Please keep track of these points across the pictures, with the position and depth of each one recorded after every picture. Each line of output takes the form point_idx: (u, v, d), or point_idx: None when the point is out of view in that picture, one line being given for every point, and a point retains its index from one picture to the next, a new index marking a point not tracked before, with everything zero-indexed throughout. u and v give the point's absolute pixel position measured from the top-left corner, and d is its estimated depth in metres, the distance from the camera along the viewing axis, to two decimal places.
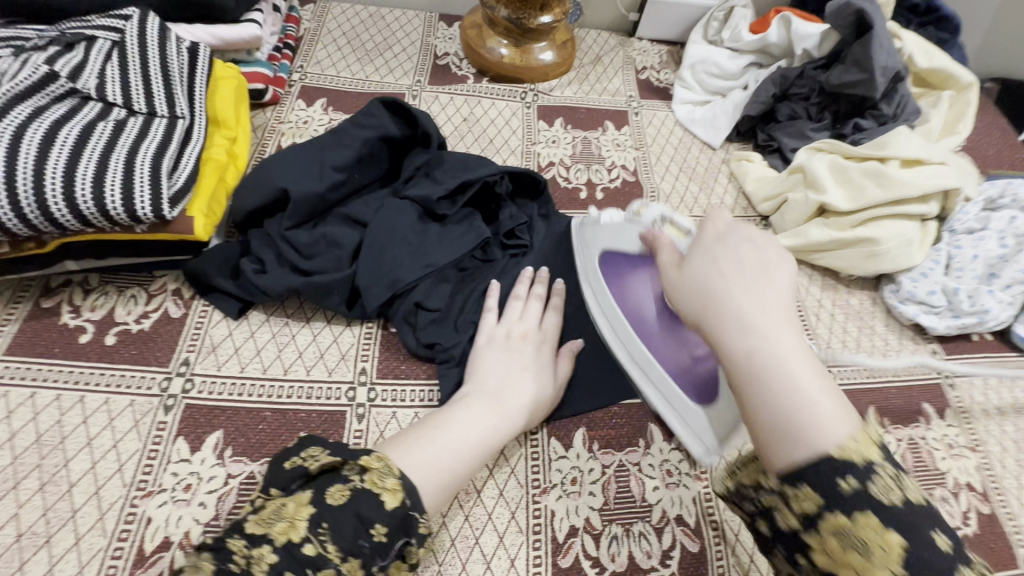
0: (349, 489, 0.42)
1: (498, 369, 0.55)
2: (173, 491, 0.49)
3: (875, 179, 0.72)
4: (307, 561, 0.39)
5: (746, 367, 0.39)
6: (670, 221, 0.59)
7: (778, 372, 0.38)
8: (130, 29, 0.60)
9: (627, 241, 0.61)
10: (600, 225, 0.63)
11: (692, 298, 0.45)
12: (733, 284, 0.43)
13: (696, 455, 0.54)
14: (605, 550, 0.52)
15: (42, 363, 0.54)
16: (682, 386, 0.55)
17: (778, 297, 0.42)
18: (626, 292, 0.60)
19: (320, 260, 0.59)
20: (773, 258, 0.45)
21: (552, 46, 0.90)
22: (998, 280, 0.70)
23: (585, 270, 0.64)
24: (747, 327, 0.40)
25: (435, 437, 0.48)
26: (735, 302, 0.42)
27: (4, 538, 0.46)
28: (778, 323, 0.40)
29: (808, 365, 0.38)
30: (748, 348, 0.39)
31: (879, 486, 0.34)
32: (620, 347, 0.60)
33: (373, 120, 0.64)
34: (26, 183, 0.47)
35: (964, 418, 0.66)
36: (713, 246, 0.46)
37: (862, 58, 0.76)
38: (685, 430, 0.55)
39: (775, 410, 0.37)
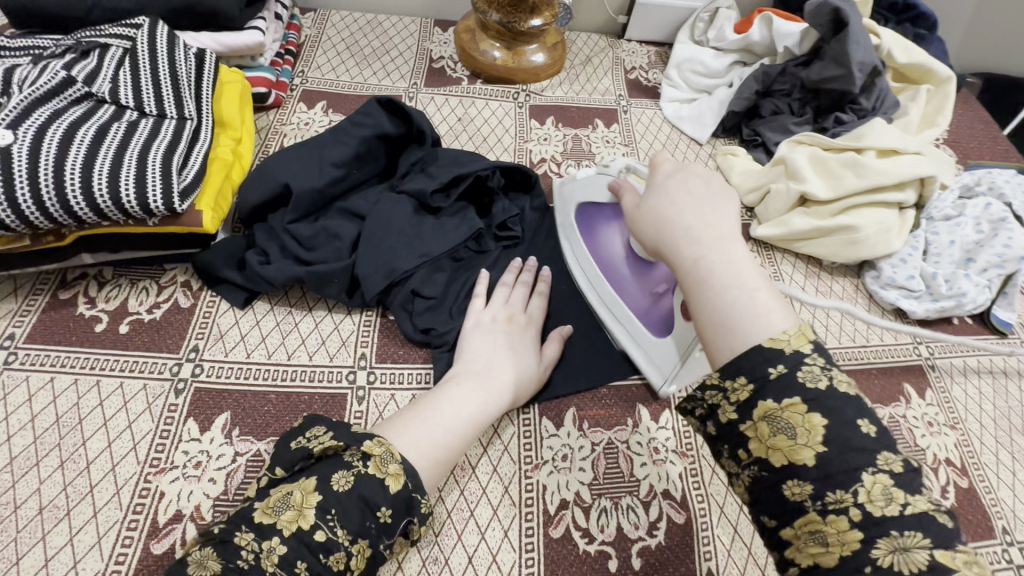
0: (353, 475, 0.44)
1: (485, 350, 0.58)
2: (184, 468, 0.52)
3: (852, 168, 0.75)
4: (319, 546, 0.42)
5: (693, 275, 0.43)
6: (634, 171, 0.59)
7: (720, 278, 0.42)
8: (141, 37, 0.64)
9: (598, 192, 0.63)
10: (575, 180, 0.67)
11: (650, 227, 0.49)
12: (684, 207, 0.46)
13: (656, 385, 0.61)
14: (594, 522, 0.54)
15: (61, 351, 0.57)
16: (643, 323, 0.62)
17: (725, 217, 0.46)
18: (598, 238, 0.65)
19: (322, 252, 0.62)
20: (720, 187, 0.48)
21: (544, 49, 0.93)
22: (975, 264, 0.73)
23: (562, 221, 0.69)
24: (697, 241, 0.44)
25: (427, 416, 0.51)
26: (686, 223, 0.46)
27: (27, 510, 0.49)
28: (723, 237, 0.44)
29: (748, 272, 0.42)
30: (696, 259, 0.43)
31: (807, 374, 0.37)
32: (590, 290, 0.67)
33: (371, 119, 0.68)
34: (47, 178, 0.51)
35: (944, 397, 0.69)
36: (667, 178, 0.50)
37: (839, 54, 0.79)
38: (648, 363, 0.62)
39: (716, 308, 0.41)
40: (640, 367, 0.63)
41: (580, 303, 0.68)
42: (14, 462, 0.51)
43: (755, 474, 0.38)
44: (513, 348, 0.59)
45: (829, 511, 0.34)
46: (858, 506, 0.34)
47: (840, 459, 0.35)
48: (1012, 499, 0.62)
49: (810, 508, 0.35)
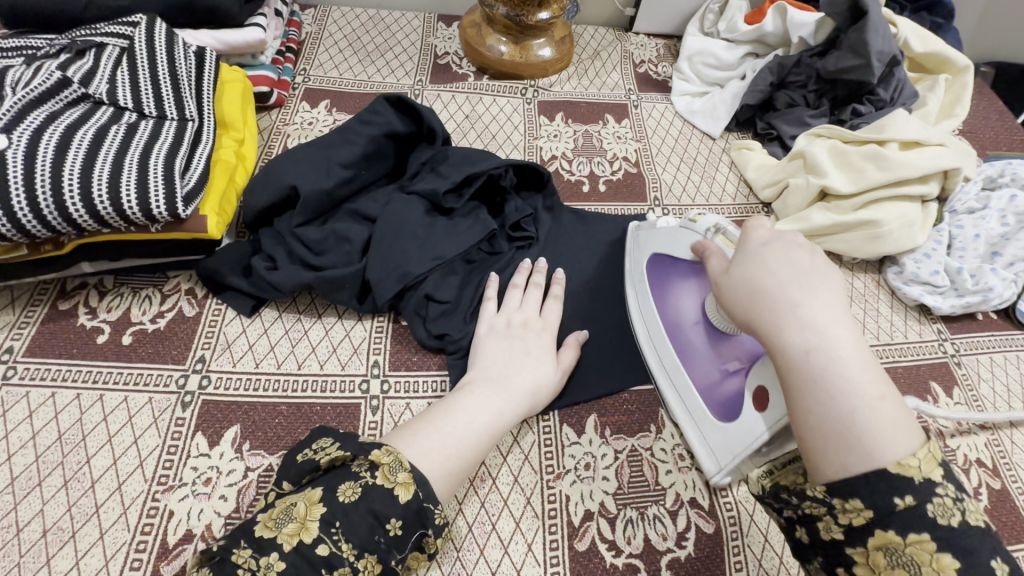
0: (361, 487, 0.42)
1: (500, 356, 0.55)
2: (193, 485, 0.50)
3: (873, 160, 0.73)
4: (323, 561, 0.40)
5: (804, 370, 0.40)
6: (723, 232, 0.53)
7: (836, 378, 0.39)
8: (139, 36, 0.61)
9: (681, 249, 0.58)
10: (655, 230, 0.62)
11: (746, 300, 0.45)
12: (788, 285, 0.43)
13: (708, 473, 0.54)
14: (621, 533, 0.52)
15: (61, 364, 0.55)
16: (705, 402, 0.56)
17: (835, 301, 0.42)
18: (668, 296, 0.61)
19: (331, 256, 0.60)
20: (823, 264, 0.45)
21: (552, 42, 0.91)
22: (1001, 258, 0.71)
23: (633, 271, 0.65)
24: (806, 326, 0.41)
25: (439, 425, 0.49)
26: (789, 300, 0.42)
27: (30, 534, 0.46)
28: (836, 326, 0.41)
29: (867, 373, 0.39)
30: (807, 349, 0.40)
31: (936, 506, 0.36)
32: (651, 352, 0.61)
33: (379, 117, 0.65)
34: (44, 185, 0.48)
35: (972, 396, 0.67)
36: (763, 248, 0.46)
37: (857, 43, 0.77)
38: (702, 445, 0.56)
39: (833, 415, 0.38)
40: (692, 448, 0.57)
41: (599, 305, 0.66)
42: (16, 483, 0.48)
43: None
44: (533, 353, 0.57)
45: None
46: None
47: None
48: None
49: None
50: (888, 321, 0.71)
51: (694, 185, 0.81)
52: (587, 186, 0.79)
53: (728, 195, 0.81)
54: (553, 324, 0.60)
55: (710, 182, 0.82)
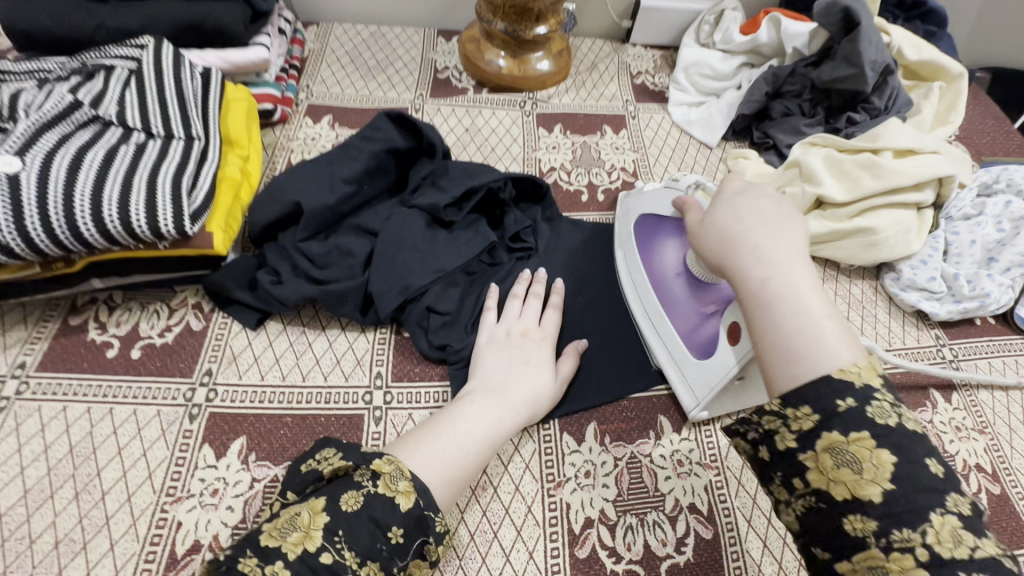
0: (362, 495, 0.43)
1: (501, 365, 0.57)
2: (200, 496, 0.51)
3: (868, 169, 0.74)
4: (326, 569, 0.40)
5: (761, 296, 0.42)
6: (703, 187, 0.57)
7: (789, 301, 0.40)
8: (147, 58, 0.63)
9: (662, 205, 0.63)
10: (642, 194, 0.68)
11: (714, 242, 0.47)
12: (750, 227, 0.45)
13: (687, 407, 0.59)
14: (621, 540, 0.53)
15: (72, 378, 0.56)
16: (685, 342, 0.60)
17: (798, 242, 0.44)
18: (652, 251, 0.65)
19: (334, 270, 0.61)
20: (790, 210, 0.47)
21: (549, 56, 0.93)
22: (997, 263, 0.72)
23: (622, 232, 0.70)
24: (765, 260, 0.43)
25: (441, 434, 0.50)
26: (752, 240, 0.44)
27: (43, 545, 0.47)
28: (793, 259, 0.42)
29: (820, 299, 0.41)
30: (763, 279, 0.42)
31: (877, 410, 0.36)
32: (636, 303, 0.66)
33: (380, 133, 0.67)
34: (56, 205, 0.50)
35: (971, 401, 0.67)
36: (733, 198, 0.49)
37: (851, 53, 0.78)
38: (682, 382, 0.60)
39: (783, 333, 0.40)
40: (673, 386, 0.61)
41: (597, 313, 0.67)
42: (29, 495, 0.50)
43: (811, 504, 0.37)
44: (533, 363, 0.57)
45: (893, 550, 0.33)
46: (927, 546, 0.33)
47: (909, 499, 0.34)
48: None
49: (872, 545, 0.34)
50: (885, 327, 0.72)
51: None
52: (586, 196, 0.80)
53: None
54: (552, 332, 0.61)
55: None
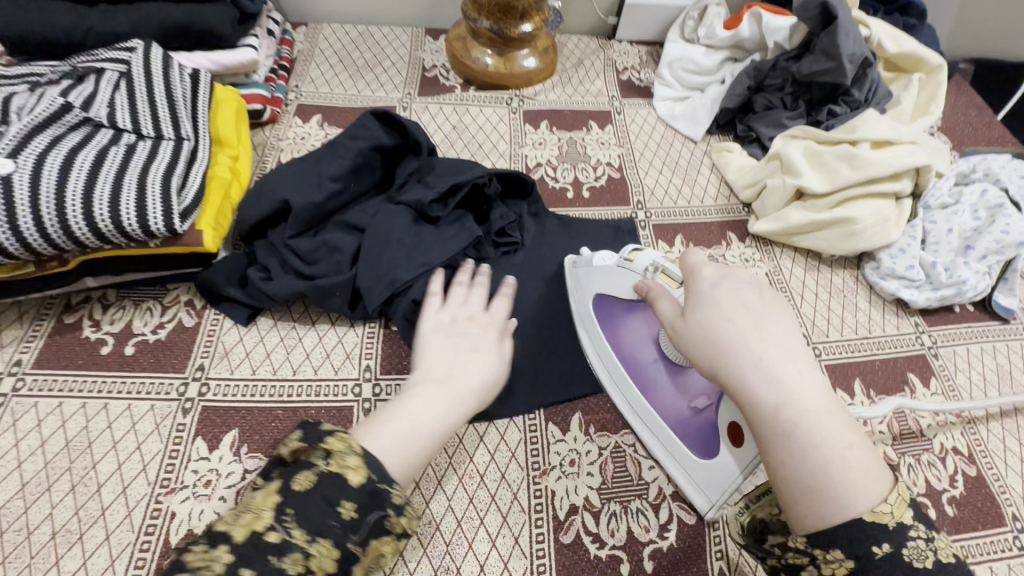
0: (314, 474, 0.42)
1: (443, 350, 0.56)
2: (194, 487, 0.52)
3: (847, 160, 0.75)
4: (271, 548, 0.39)
5: (777, 426, 0.41)
6: (663, 269, 0.56)
7: (805, 428, 0.40)
8: (136, 60, 0.65)
9: (621, 289, 0.60)
10: (593, 267, 0.63)
11: (706, 351, 0.45)
12: (750, 335, 0.44)
13: (702, 509, 0.54)
14: (604, 526, 0.55)
15: (68, 375, 0.58)
16: (684, 440, 0.56)
17: (795, 346, 0.44)
18: (620, 336, 0.63)
19: (322, 266, 0.62)
20: (772, 302, 0.47)
21: (535, 53, 0.94)
22: (974, 251, 0.73)
23: (582, 315, 0.65)
24: (773, 379, 0.42)
25: (389, 416, 0.49)
26: (754, 353, 0.43)
27: (41, 536, 0.49)
28: (798, 373, 0.42)
29: (832, 417, 0.41)
30: (775, 403, 0.41)
31: (911, 551, 0.38)
32: (619, 395, 0.62)
33: (365, 131, 0.68)
34: (49, 205, 0.51)
35: (949, 386, 0.69)
36: (717, 293, 0.47)
37: (829, 46, 0.79)
38: (689, 481, 0.56)
39: (808, 467, 0.40)
40: (678, 485, 0.57)
41: None
42: (26, 488, 0.51)
43: None
44: (480, 350, 0.57)
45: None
46: None
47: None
48: (1021, 486, 0.62)
49: None
50: (865, 316, 0.74)
51: (676, 188, 0.84)
52: (572, 191, 0.81)
53: (709, 197, 0.83)
54: (503, 322, 0.61)
55: (692, 184, 0.84)
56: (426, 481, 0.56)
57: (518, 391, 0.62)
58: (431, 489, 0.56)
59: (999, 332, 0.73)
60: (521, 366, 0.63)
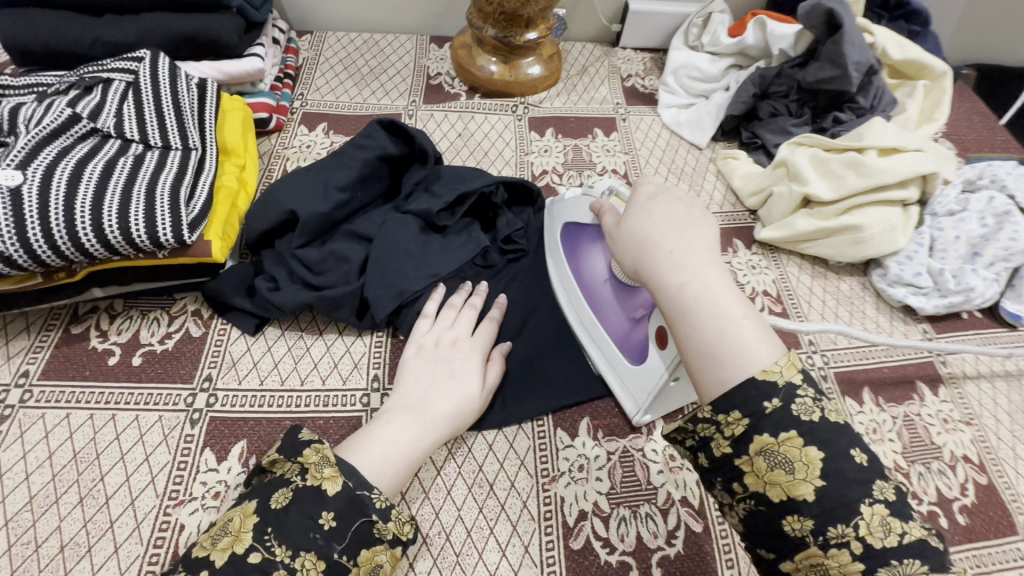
0: (291, 491, 0.46)
1: (421, 380, 0.57)
2: (202, 499, 0.52)
3: (854, 168, 0.75)
4: (255, 568, 0.42)
5: (680, 302, 0.46)
6: (616, 193, 0.60)
7: (704, 303, 0.45)
8: (144, 70, 0.64)
9: (583, 214, 0.63)
10: (565, 201, 0.67)
11: (632, 250, 0.51)
12: (667, 234, 0.49)
13: (630, 412, 0.59)
14: (614, 531, 0.54)
15: (75, 386, 0.57)
16: (622, 351, 0.61)
17: (707, 243, 0.49)
18: (580, 260, 0.65)
19: (330, 276, 0.62)
20: (698, 213, 0.52)
21: (540, 61, 0.94)
22: (981, 258, 0.73)
23: (551, 240, 0.69)
24: (679, 265, 0.47)
25: (370, 433, 0.52)
26: (667, 249, 0.49)
27: (49, 549, 0.49)
28: (706, 265, 0.47)
29: (731, 297, 0.45)
30: (679, 285, 0.46)
31: (800, 406, 0.40)
32: (571, 313, 0.65)
33: (372, 141, 0.68)
34: (58, 217, 0.51)
35: (958, 394, 0.69)
36: (647, 205, 0.53)
37: (835, 55, 0.79)
38: (623, 391, 0.61)
39: (704, 336, 0.44)
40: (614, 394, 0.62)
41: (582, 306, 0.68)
42: (34, 501, 0.51)
43: (751, 506, 0.42)
44: (459, 376, 0.57)
45: (830, 546, 0.38)
46: (859, 538, 0.38)
47: (836, 492, 0.39)
48: None
49: (811, 542, 0.39)
50: (874, 323, 0.73)
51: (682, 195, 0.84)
52: None
53: (714, 204, 0.83)
54: (488, 346, 0.61)
55: (698, 191, 0.84)
56: (435, 491, 0.56)
57: (526, 398, 0.62)
58: (440, 498, 0.55)
59: (1007, 338, 0.73)
60: (529, 373, 0.63)
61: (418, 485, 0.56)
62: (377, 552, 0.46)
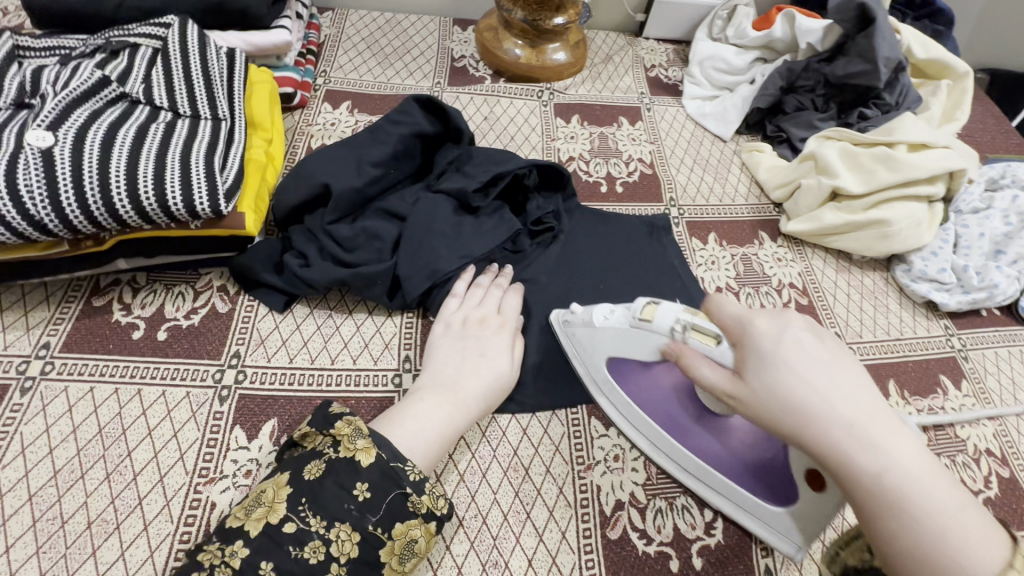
0: (324, 463, 0.44)
1: (449, 359, 0.55)
2: (233, 477, 0.50)
3: (884, 162, 0.75)
4: (290, 539, 0.41)
5: (877, 492, 0.36)
6: (695, 328, 0.47)
7: (909, 491, 0.35)
8: (172, 37, 0.63)
9: (637, 348, 0.54)
10: (594, 328, 0.56)
11: (783, 416, 0.38)
12: (826, 393, 0.37)
13: (791, 554, 0.51)
14: (651, 522, 0.54)
15: (98, 359, 0.56)
16: (748, 488, 0.52)
17: (866, 391, 0.38)
18: (647, 395, 0.57)
19: (362, 253, 0.61)
20: (832, 343, 0.40)
21: (566, 47, 0.93)
22: (1004, 256, 0.74)
23: (597, 380, 0.59)
24: (867, 443, 0.36)
25: (402, 411, 0.50)
26: (839, 415, 0.37)
27: (75, 525, 0.47)
28: (888, 428, 0.37)
29: (930, 470, 0.36)
30: (875, 467, 0.36)
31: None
32: (664, 457, 0.57)
33: (408, 118, 0.67)
34: (92, 182, 0.49)
35: (980, 389, 0.69)
36: (777, 348, 0.40)
37: (866, 49, 0.80)
38: (767, 529, 0.52)
39: (920, 534, 0.34)
40: (758, 534, 0.53)
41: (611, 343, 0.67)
42: (59, 476, 0.49)
43: None
44: (490, 355, 0.56)
45: None
46: None
47: None
48: None
49: None
50: (897, 317, 0.74)
51: (708, 186, 0.84)
52: (605, 186, 0.80)
53: (740, 196, 0.83)
54: (516, 322, 0.60)
55: (723, 183, 0.84)
56: (470, 474, 0.55)
57: (559, 381, 0.61)
58: (476, 482, 0.55)
59: None
60: (561, 360, 0.62)
61: (453, 468, 0.55)
62: (411, 526, 0.44)
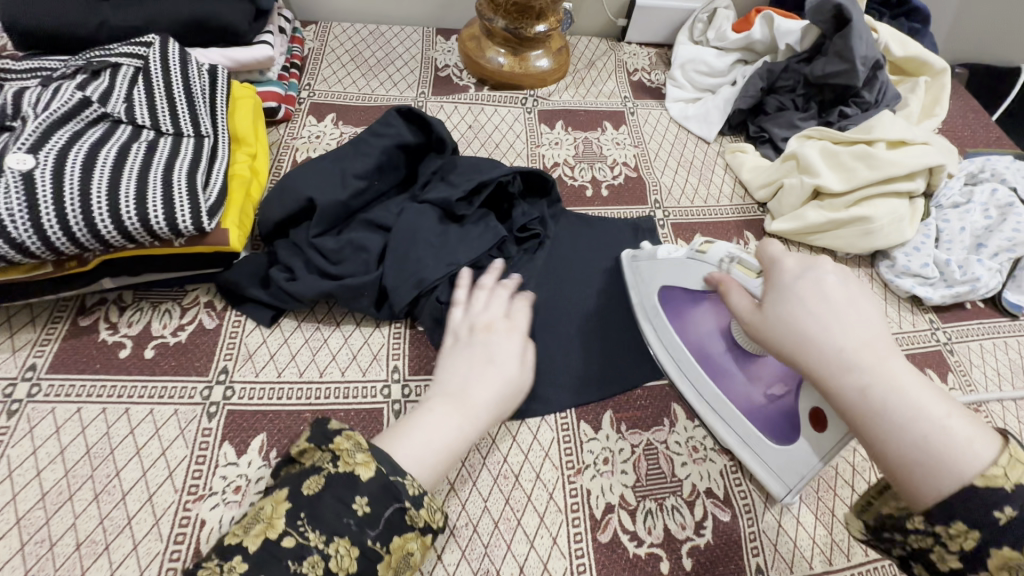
0: (324, 477, 0.44)
1: (460, 370, 0.54)
2: (223, 493, 0.50)
3: (863, 160, 0.76)
4: (288, 552, 0.40)
5: (864, 407, 0.38)
6: (739, 261, 0.53)
7: (897, 407, 0.37)
8: (152, 55, 0.63)
9: (689, 279, 0.59)
10: (657, 261, 0.63)
11: (783, 341, 0.43)
12: (825, 321, 0.41)
13: (777, 494, 0.55)
14: (641, 525, 0.54)
15: (86, 379, 0.56)
16: (755, 422, 0.57)
17: (873, 324, 0.41)
18: (689, 330, 0.62)
19: (348, 265, 0.61)
20: (855, 287, 0.43)
21: (548, 54, 0.94)
22: (986, 249, 0.74)
23: (646, 309, 0.65)
24: (856, 363, 0.39)
25: (412, 425, 0.49)
26: (834, 342, 0.40)
27: (64, 546, 0.47)
28: (889, 354, 0.39)
29: (930, 393, 0.37)
30: (861, 386, 0.38)
31: None
32: (686, 385, 0.62)
33: (391, 129, 0.68)
34: (74, 203, 0.49)
35: (967, 382, 0.69)
36: (794, 282, 0.45)
37: (842, 49, 0.80)
38: (763, 468, 0.56)
39: (904, 447, 0.36)
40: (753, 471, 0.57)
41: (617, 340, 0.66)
42: (47, 498, 0.49)
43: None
44: (498, 360, 0.55)
45: None
46: None
47: None
48: None
49: None
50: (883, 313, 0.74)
51: (692, 187, 0.84)
52: (590, 190, 0.81)
53: (724, 197, 0.84)
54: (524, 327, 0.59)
55: (707, 184, 0.85)
56: (461, 483, 0.55)
57: (547, 386, 0.62)
58: (467, 491, 0.55)
59: (1009, 328, 0.75)
60: (546, 367, 0.62)
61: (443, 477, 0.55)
62: (408, 539, 0.44)
